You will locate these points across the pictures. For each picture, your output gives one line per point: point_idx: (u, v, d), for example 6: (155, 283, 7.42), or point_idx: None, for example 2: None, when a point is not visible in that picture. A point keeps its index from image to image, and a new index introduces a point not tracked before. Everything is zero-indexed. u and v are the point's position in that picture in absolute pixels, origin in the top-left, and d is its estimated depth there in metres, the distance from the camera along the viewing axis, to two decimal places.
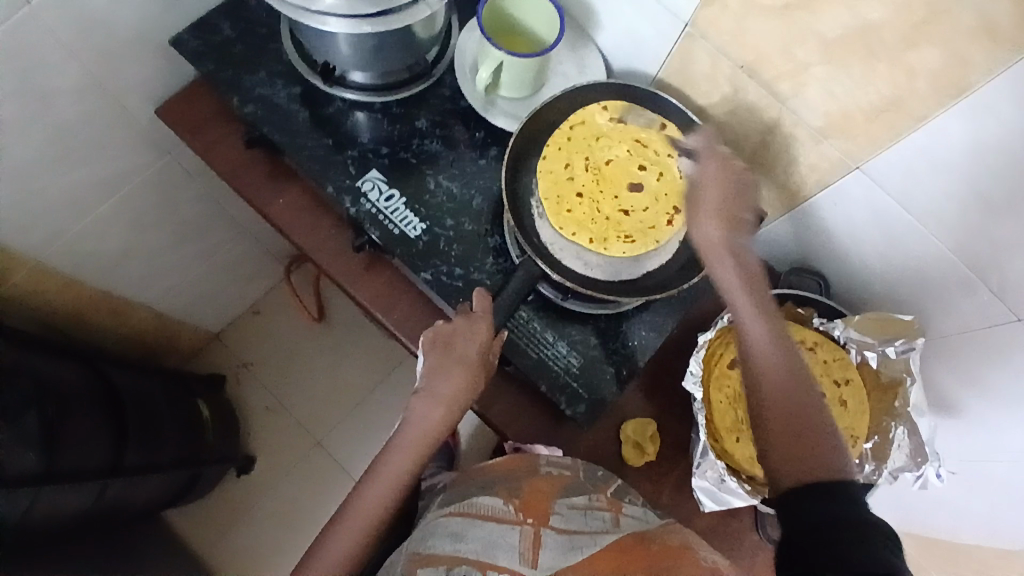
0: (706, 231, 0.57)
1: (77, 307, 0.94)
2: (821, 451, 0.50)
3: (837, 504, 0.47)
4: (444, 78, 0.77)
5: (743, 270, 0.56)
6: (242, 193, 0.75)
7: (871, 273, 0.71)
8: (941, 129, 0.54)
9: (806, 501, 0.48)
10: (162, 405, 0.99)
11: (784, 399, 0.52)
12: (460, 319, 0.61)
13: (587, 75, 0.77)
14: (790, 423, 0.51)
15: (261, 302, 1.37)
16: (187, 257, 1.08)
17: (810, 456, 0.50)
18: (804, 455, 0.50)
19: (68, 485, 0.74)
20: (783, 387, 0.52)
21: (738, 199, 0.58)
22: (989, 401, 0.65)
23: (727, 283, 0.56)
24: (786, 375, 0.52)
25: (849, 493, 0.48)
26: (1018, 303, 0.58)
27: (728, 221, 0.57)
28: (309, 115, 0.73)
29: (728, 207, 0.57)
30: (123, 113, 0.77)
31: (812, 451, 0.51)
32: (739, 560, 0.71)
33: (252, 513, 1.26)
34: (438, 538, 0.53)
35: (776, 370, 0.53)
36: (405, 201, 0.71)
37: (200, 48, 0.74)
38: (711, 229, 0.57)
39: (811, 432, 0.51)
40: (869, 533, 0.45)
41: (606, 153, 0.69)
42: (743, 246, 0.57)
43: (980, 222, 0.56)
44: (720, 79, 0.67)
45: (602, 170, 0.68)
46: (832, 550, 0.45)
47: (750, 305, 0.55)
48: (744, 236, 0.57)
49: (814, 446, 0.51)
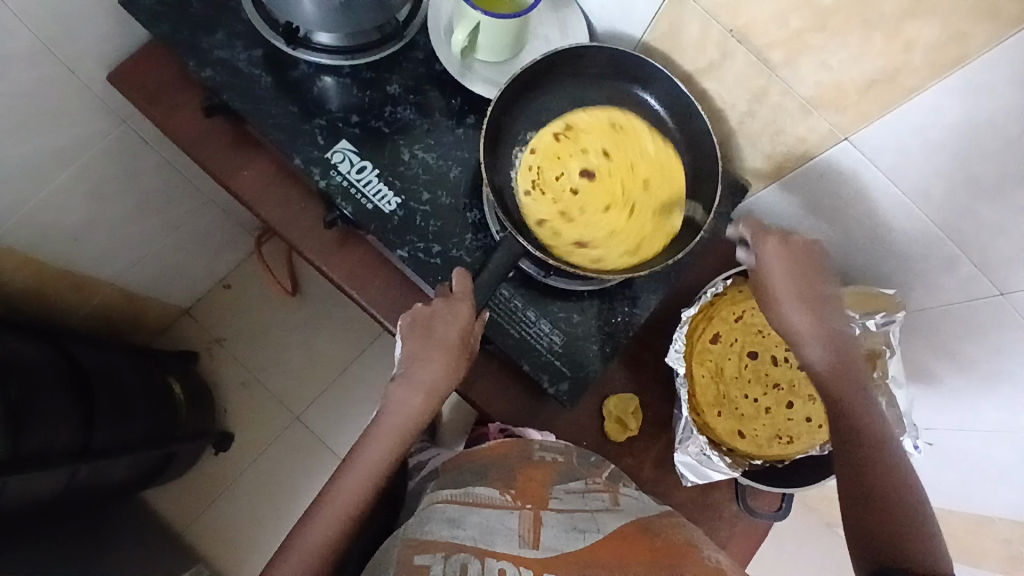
0: (788, 310, 0.57)
1: (37, 286, 0.89)
2: (918, 541, 0.48)
3: None
4: (417, 41, 0.72)
5: (841, 346, 0.56)
6: (204, 166, 0.71)
7: (855, 246, 0.70)
8: (933, 101, 0.53)
9: None
10: (132, 383, 0.96)
11: (875, 482, 0.51)
12: (440, 302, 0.58)
13: (568, 37, 0.73)
14: (886, 500, 0.50)
15: (232, 276, 1.33)
16: (152, 229, 1.02)
17: (899, 546, 0.48)
18: (900, 540, 0.48)
19: (38, 470, 0.71)
20: (876, 479, 0.51)
21: (819, 277, 0.57)
22: (967, 373, 0.66)
23: (826, 364, 0.55)
24: (884, 458, 0.52)
25: None
26: (1001, 279, 0.57)
27: (812, 296, 0.57)
28: (272, 80, 0.69)
29: (807, 276, 0.57)
30: (70, 79, 0.71)
31: (900, 540, 0.48)
32: (719, 531, 0.71)
33: (232, 489, 1.25)
34: (435, 524, 0.51)
35: (876, 453, 0.52)
36: (379, 173, 0.67)
37: (151, 6, 0.68)
38: (790, 310, 0.57)
39: (899, 516, 0.49)
40: None
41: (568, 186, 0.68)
42: (825, 326, 0.56)
43: (969, 197, 0.55)
44: (708, 45, 0.64)
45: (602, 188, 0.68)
46: None
47: (838, 386, 0.55)
48: (852, 325, 0.57)
49: (901, 535, 0.48)
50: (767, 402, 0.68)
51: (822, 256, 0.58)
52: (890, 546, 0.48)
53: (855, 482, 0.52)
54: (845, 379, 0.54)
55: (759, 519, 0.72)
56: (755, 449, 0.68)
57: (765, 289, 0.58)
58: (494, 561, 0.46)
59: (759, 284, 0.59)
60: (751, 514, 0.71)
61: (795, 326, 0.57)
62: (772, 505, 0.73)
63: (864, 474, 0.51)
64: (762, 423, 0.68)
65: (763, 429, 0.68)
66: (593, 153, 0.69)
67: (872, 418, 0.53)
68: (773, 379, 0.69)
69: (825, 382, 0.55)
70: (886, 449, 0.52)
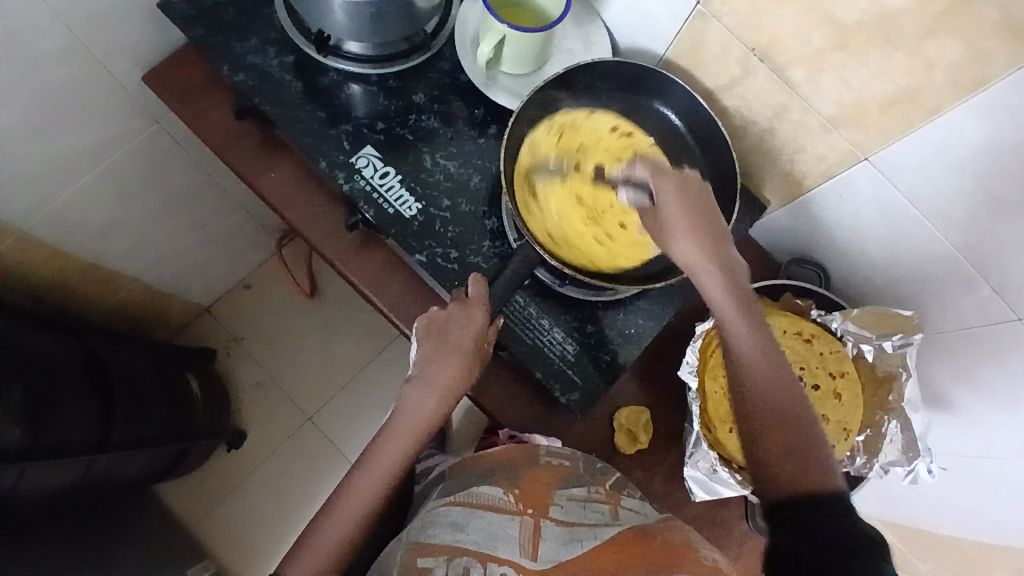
0: (678, 246, 0.53)
1: (64, 278, 0.92)
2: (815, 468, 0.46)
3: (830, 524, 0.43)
4: (444, 51, 0.74)
5: (725, 274, 0.52)
6: (232, 167, 0.73)
7: (873, 266, 0.70)
8: (954, 123, 0.53)
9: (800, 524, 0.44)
10: (150, 378, 0.98)
11: (770, 417, 0.48)
12: (456, 306, 0.59)
13: (592, 52, 0.74)
14: (784, 428, 0.48)
15: (252, 276, 1.35)
16: (177, 227, 1.05)
17: (801, 476, 0.46)
18: (800, 471, 0.46)
19: (55, 458, 0.73)
20: (772, 402, 0.49)
21: (709, 212, 0.54)
22: (985, 400, 0.65)
23: (713, 296, 0.52)
24: (774, 378, 0.49)
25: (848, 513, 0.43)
26: (1019, 303, 0.57)
27: (700, 230, 0.53)
28: (301, 85, 0.71)
29: (704, 209, 0.54)
30: (110, 79, 0.74)
31: (804, 471, 0.46)
32: (728, 549, 0.71)
33: (243, 487, 1.26)
34: (438, 527, 0.52)
35: (761, 376, 0.49)
36: (401, 178, 0.69)
37: (191, 11, 0.71)
38: (682, 243, 0.53)
39: (798, 441, 0.47)
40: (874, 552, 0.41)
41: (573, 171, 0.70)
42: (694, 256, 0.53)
43: (989, 220, 0.55)
44: (730, 62, 0.65)
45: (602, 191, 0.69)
46: None
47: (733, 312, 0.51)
48: (725, 248, 0.54)
49: (806, 460, 0.47)
50: None
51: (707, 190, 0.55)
52: (792, 485, 0.46)
53: (755, 425, 0.49)
54: (734, 312, 0.51)
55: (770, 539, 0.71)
56: None
57: (659, 229, 0.54)
58: (496, 565, 0.48)
59: (652, 222, 0.55)
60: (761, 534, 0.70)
61: (680, 253, 0.53)
62: None
63: (762, 410, 0.49)
64: None
65: None
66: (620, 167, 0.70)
67: (765, 343, 0.50)
68: None
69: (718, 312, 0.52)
70: (785, 385, 0.49)
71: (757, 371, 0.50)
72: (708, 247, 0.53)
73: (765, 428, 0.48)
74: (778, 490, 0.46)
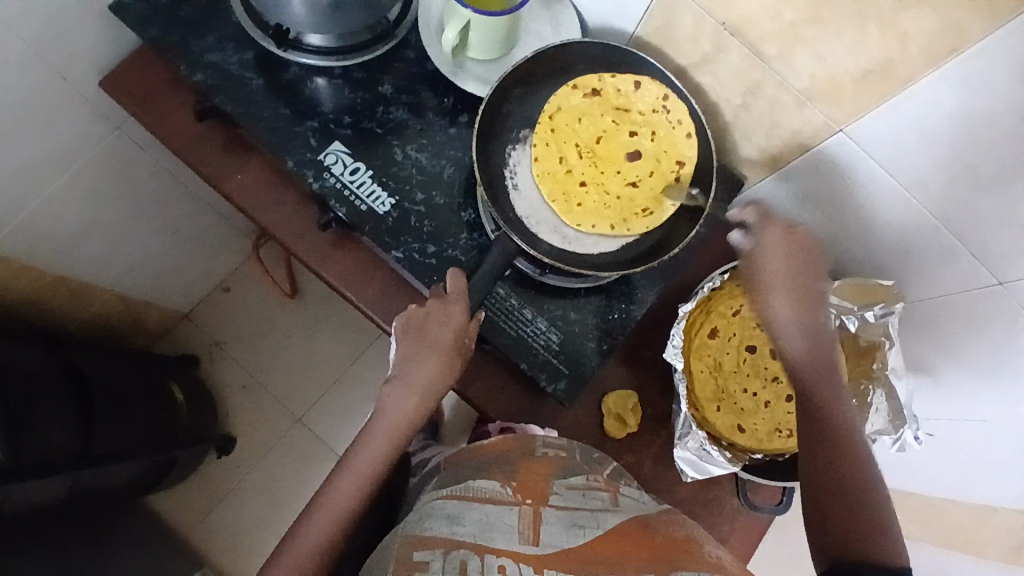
0: (775, 307, 0.57)
1: (35, 293, 0.89)
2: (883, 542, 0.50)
3: None
4: (409, 40, 0.72)
5: (815, 342, 0.56)
6: (198, 170, 0.71)
7: (851, 238, 0.70)
8: (929, 93, 0.52)
9: None
10: (134, 391, 0.96)
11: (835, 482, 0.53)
12: (435, 303, 0.58)
13: (561, 33, 0.72)
14: (855, 500, 0.52)
15: (231, 278, 1.33)
16: (149, 233, 1.02)
17: (865, 548, 0.50)
18: (859, 543, 0.51)
19: (35, 479, 0.71)
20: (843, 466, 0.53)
21: (813, 274, 0.57)
22: (965, 364, 0.66)
23: (800, 361, 0.56)
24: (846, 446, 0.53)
25: None
26: (999, 268, 0.57)
27: (799, 296, 0.56)
28: (264, 83, 0.68)
29: (796, 273, 0.57)
30: (64, 85, 0.71)
31: (869, 544, 0.50)
32: (720, 526, 0.71)
33: (235, 491, 1.25)
34: (434, 520, 0.50)
35: (836, 444, 0.53)
36: (372, 174, 0.67)
37: (142, 10, 0.68)
38: (778, 306, 0.56)
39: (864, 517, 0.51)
40: None
41: (592, 130, 0.69)
42: (798, 309, 0.56)
43: (965, 188, 0.55)
44: (702, 39, 0.64)
45: (595, 150, 0.69)
46: None
47: (817, 384, 0.55)
48: (817, 312, 0.57)
49: (867, 535, 0.51)
50: (767, 396, 0.68)
51: (811, 242, 0.58)
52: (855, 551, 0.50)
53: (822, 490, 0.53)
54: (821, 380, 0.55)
55: (761, 513, 0.72)
56: (756, 442, 0.67)
57: (759, 282, 0.58)
58: (494, 557, 0.46)
59: (753, 274, 0.58)
60: (752, 508, 0.70)
61: (779, 314, 0.56)
62: (771, 500, 0.72)
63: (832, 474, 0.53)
64: (761, 417, 0.68)
65: (763, 422, 0.68)
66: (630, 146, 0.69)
67: (851, 418, 0.54)
68: (772, 371, 0.69)
69: (804, 379, 0.55)
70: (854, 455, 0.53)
71: (837, 440, 0.54)
72: (804, 312, 0.56)
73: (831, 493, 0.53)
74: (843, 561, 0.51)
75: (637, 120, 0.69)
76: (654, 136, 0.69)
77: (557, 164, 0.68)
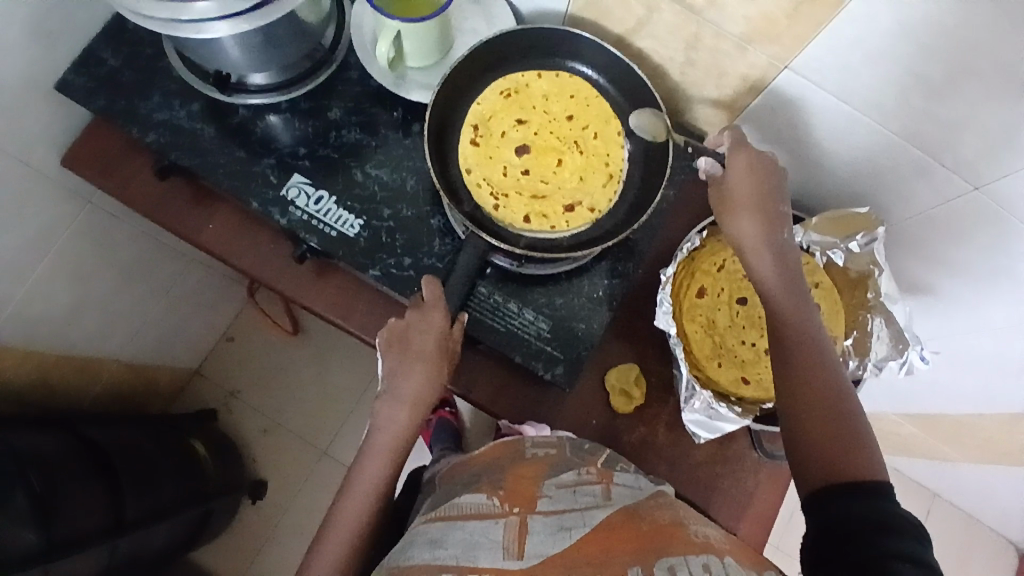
0: (740, 230, 0.58)
1: (43, 378, 0.91)
2: (864, 451, 0.48)
3: (871, 505, 0.44)
4: (349, 62, 0.72)
5: (782, 262, 0.57)
6: (169, 226, 0.72)
7: (821, 172, 0.70)
8: (862, 10, 0.51)
9: (844, 504, 0.45)
10: (156, 449, 0.98)
11: (819, 378, 0.52)
12: (414, 313, 0.59)
13: (495, 26, 0.72)
14: (838, 405, 0.51)
15: (233, 328, 1.35)
16: (142, 298, 1.03)
17: (848, 453, 0.48)
18: (845, 446, 0.49)
19: (72, 554, 0.74)
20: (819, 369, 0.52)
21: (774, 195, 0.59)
22: (960, 276, 0.68)
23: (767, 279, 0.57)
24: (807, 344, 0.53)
25: (885, 497, 0.45)
26: (974, 174, 0.57)
27: (760, 223, 0.58)
28: (215, 130, 0.69)
29: (762, 195, 0.58)
30: (28, 170, 0.73)
31: (849, 449, 0.48)
32: (746, 480, 0.71)
33: (277, 534, 1.27)
34: (418, 548, 0.50)
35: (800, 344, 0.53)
36: (336, 199, 0.68)
37: (85, 83, 0.69)
38: (745, 229, 0.58)
39: (847, 420, 0.50)
40: (897, 525, 0.42)
41: (556, 132, 0.70)
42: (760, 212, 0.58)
43: (922, 99, 0.55)
44: (632, 3, 0.63)
45: (542, 133, 0.69)
46: (871, 552, 0.42)
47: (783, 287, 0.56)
48: (781, 232, 0.58)
49: (851, 437, 0.49)
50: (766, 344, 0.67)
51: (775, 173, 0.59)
52: (839, 453, 0.48)
53: (805, 403, 0.51)
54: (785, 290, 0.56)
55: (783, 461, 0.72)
56: (764, 393, 0.67)
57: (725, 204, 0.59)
58: None
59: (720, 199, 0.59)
60: (770, 459, 0.71)
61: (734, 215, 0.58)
62: None
63: (812, 379, 0.52)
64: (764, 366, 0.67)
65: (766, 371, 0.67)
66: (533, 164, 0.69)
67: (809, 313, 0.55)
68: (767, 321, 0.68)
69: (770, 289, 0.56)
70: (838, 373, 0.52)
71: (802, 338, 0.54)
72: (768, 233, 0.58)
73: (816, 404, 0.51)
74: (818, 464, 0.49)
75: (566, 178, 0.68)
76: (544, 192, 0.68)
77: (541, 96, 0.70)
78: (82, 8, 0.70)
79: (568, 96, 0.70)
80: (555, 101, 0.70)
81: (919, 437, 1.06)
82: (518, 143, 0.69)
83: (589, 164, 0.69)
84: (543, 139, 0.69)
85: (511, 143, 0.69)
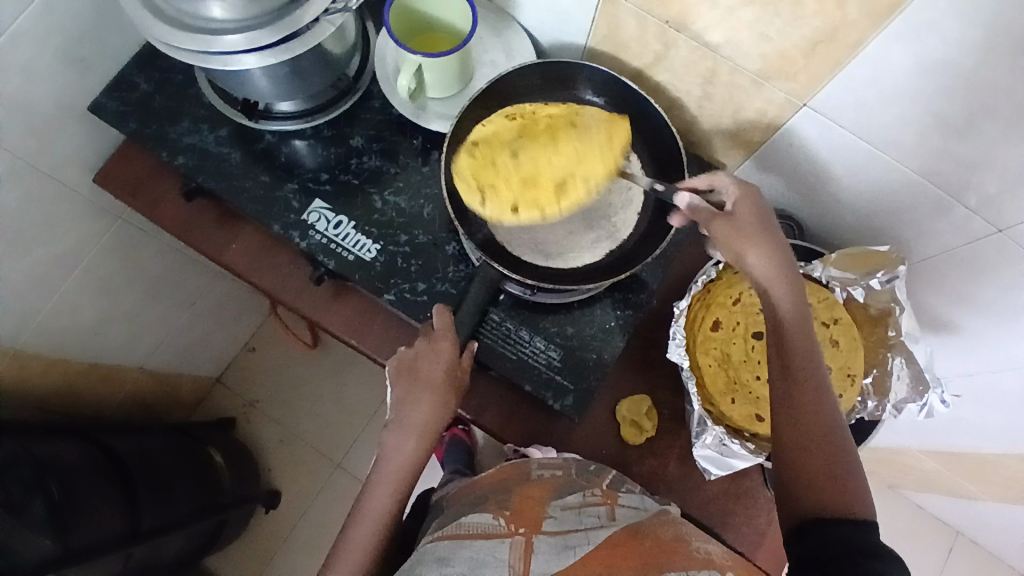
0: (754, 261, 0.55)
1: (69, 384, 0.94)
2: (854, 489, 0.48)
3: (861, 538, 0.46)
4: (372, 91, 0.74)
5: (795, 291, 0.54)
6: (195, 246, 0.74)
7: (841, 207, 0.69)
8: (881, 52, 0.51)
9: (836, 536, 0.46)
10: (172, 458, 1.00)
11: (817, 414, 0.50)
12: (423, 342, 0.60)
13: (515, 58, 0.73)
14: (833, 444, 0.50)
15: (254, 339, 1.37)
16: (165, 309, 1.06)
17: (841, 493, 0.48)
18: (839, 484, 0.48)
19: (86, 561, 0.76)
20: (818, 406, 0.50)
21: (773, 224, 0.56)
22: (986, 315, 0.66)
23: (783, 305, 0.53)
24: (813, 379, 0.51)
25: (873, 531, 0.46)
26: (998, 216, 0.56)
27: (773, 253, 0.55)
28: (241, 154, 0.71)
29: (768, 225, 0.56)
30: (64, 187, 0.76)
31: (843, 489, 0.48)
32: (759, 518, 0.70)
33: (290, 544, 1.28)
34: (425, 567, 0.49)
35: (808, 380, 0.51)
36: (355, 224, 0.69)
37: (120, 108, 0.72)
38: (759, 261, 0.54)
39: (842, 459, 0.49)
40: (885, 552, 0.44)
41: (555, 135, 0.65)
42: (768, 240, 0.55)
43: (943, 139, 0.54)
44: (650, 39, 0.64)
45: (540, 137, 0.66)
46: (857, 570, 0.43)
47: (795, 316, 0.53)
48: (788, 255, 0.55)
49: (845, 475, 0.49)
50: None
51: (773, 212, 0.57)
52: (833, 492, 0.48)
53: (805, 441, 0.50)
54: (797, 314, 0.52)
55: None
56: None
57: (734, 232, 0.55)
58: None
59: (728, 228, 0.55)
60: None
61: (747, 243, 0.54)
62: None
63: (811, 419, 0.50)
64: None
65: None
66: (520, 151, 0.65)
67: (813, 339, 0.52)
68: None
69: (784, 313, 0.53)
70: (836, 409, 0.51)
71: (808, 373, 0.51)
72: (780, 262, 0.54)
73: (814, 445, 0.49)
74: (811, 501, 0.48)
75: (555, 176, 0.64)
76: (532, 187, 0.64)
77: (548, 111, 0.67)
78: (119, 36, 0.73)
79: (576, 115, 0.66)
80: (562, 115, 0.67)
81: (942, 474, 1.03)
82: (513, 143, 0.66)
83: (584, 163, 0.64)
84: (538, 140, 0.65)
85: (506, 144, 0.66)
